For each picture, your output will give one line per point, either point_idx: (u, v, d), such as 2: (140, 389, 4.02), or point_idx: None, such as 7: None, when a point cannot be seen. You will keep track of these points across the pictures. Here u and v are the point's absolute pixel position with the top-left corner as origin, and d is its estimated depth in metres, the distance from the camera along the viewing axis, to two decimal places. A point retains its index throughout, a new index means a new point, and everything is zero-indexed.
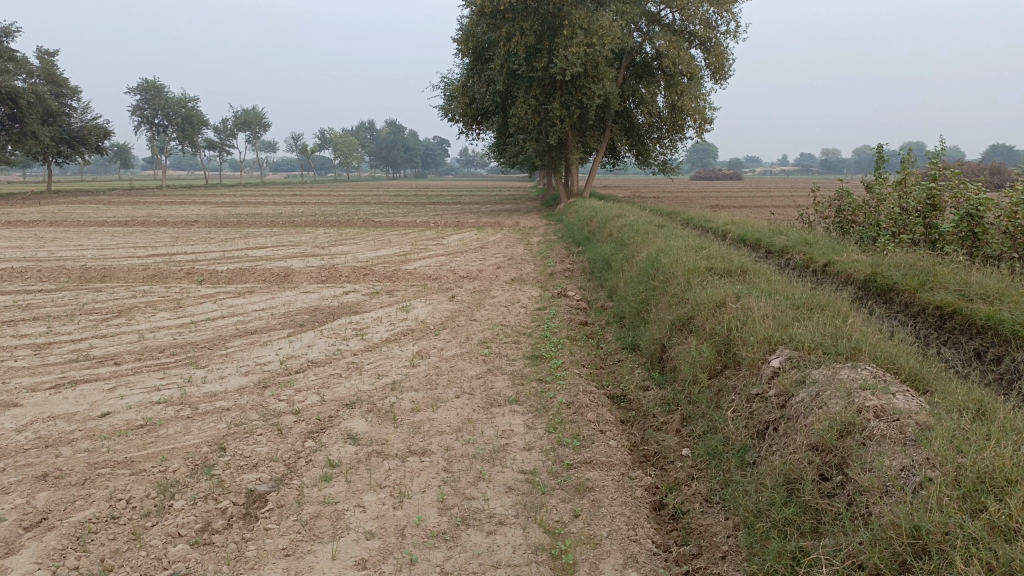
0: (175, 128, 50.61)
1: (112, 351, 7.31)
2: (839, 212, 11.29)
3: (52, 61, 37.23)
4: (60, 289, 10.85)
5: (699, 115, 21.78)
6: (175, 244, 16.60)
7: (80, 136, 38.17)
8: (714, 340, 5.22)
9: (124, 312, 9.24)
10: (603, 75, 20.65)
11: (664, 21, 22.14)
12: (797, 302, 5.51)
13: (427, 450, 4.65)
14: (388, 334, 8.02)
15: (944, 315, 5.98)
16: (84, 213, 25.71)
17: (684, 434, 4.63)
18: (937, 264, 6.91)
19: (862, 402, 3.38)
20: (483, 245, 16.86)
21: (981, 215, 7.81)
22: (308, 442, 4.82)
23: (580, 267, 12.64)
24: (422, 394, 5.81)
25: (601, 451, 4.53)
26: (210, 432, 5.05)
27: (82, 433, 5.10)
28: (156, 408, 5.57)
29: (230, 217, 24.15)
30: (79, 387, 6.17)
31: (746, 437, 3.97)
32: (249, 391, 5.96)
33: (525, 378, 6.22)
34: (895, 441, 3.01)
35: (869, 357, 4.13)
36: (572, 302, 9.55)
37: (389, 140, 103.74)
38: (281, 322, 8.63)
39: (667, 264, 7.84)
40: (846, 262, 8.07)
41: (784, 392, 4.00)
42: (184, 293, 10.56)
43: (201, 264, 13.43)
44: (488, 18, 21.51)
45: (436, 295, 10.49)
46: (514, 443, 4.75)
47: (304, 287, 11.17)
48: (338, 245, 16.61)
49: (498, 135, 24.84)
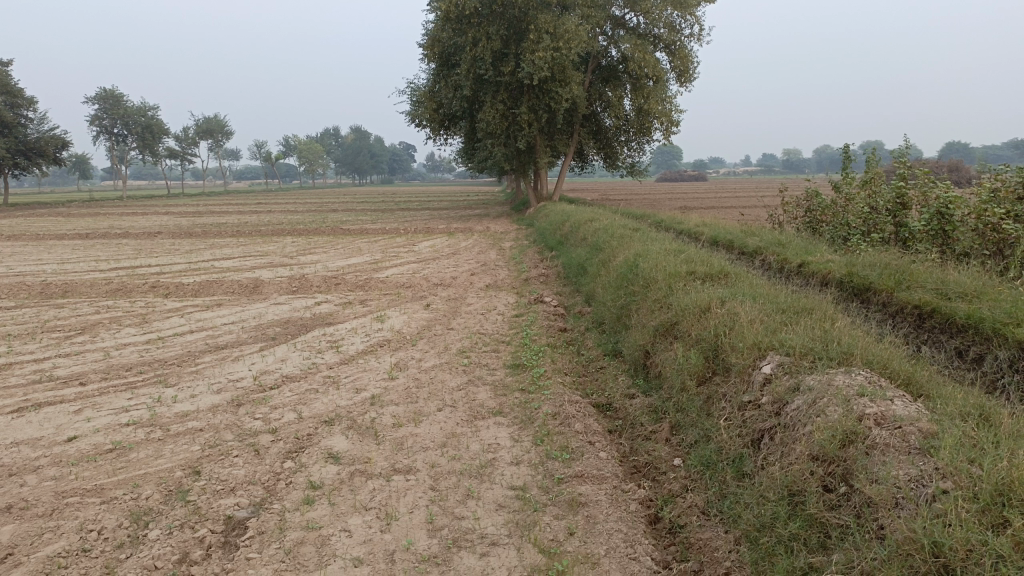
0: (135, 138, 49.64)
1: (76, 371, 7.02)
2: (808, 212, 11.35)
3: (6, 71, 36.32)
4: (19, 306, 10.48)
5: (665, 117, 21.85)
6: (139, 256, 16.16)
7: (37, 147, 37.17)
8: (701, 347, 5.15)
9: (88, 329, 8.92)
10: (570, 79, 20.63)
11: (629, 25, 22.22)
12: (782, 306, 5.48)
13: (413, 468, 4.51)
14: (364, 345, 7.84)
15: (923, 314, 5.98)
16: (41, 226, 24.96)
17: (674, 443, 4.55)
18: (912, 263, 6.94)
19: (862, 409, 3.35)
20: (455, 251, 16.72)
21: (951, 213, 7.85)
22: (287, 462, 4.64)
23: (554, 271, 12.58)
24: (404, 408, 5.66)
25: (591, 464, 4.42)
26: (182, 455, 4.84)
27: (48, 459, 4.86)
28: (125, 431, 5.33)
29: (195, 227, 23.71)
30: (43, 410, 5.90)
31: (740, 446, 3.90)
32: (223, 409, 5.75)
33: (507, 388, 6.10)
34: (900, 450, 2.99)
35: (862, 361, 4.09)
36: (549, 308, 9.46)
37: (354, 146, 103.13)
38: (253, 335, 8.41)
39: (646, 269, 7.78)
40: (821, 262, 8.09)
41: (779, 400, 3.94)
42: (149, 307, 10.25)
43: (167, 277, 13.06)
44: (453, 22, 21.39)
45: (411, 303, 10.33)
46: (501, 457, 4.62)
47: (275, 298, 10.92)
48: (307, 254, 16.32)
49: (466, 139, 24.72)
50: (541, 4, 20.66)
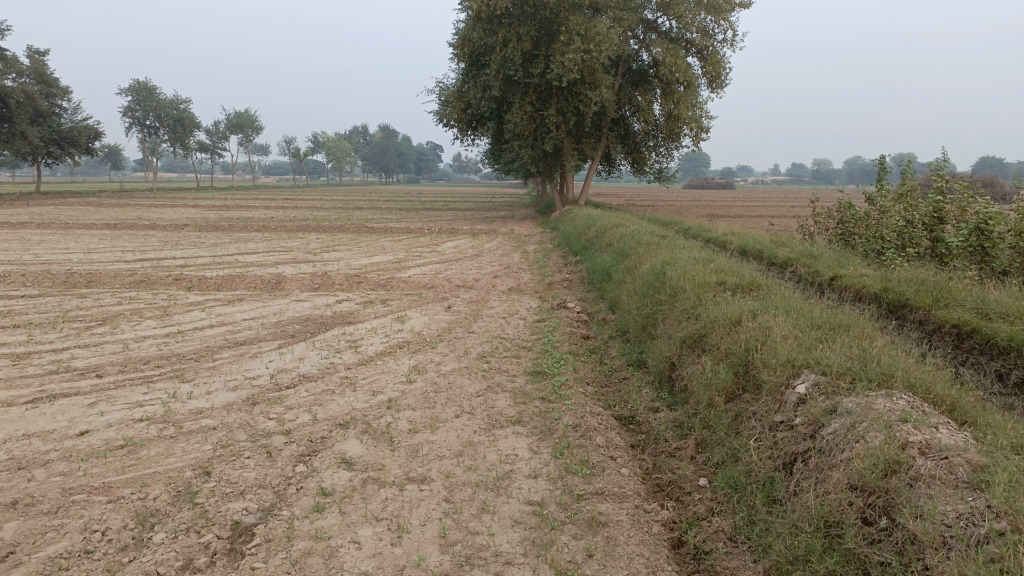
0: (167, 130, 50.18)
1: (94, 363, 6.96)
2: (840, 223, 11.01)
3: (43, 60, 36.92)
4: (43, 294, 10.49)
5: (695, 123, 21.57)
6: (165, 248, 16.20)
7: (70, 137, 37.72)
8: (731, 361, 4.95)
9: (109, 320, 8.90)
10: (600, 82, 20.47)
11: (661, 29, 21.96)
12: (817, 322, 5.26)
13: (427, 477, 4.36)
14: (383, 346, 7.72)
15: (961, 334, 5.71)
16: (72, 215, 25.23)
17: (700, 462, 4.36)
18: (951, 280, 6.68)
19: (905, 436, 3.18)
20: (478, 252, 16.59)
21: (990, 229, 7.55)
22: (299, 466, 4.51)
23: (578, 277, 12.39)
24: (420, 414, 5.51)
25: (612, 481, 4.24)
26: (193, 455, 4.73)
27: (58, 453, 4.79)
28: (138, 427, 5.25)
29: (221, 221, 23.81)
30: (57, 402, 5.83)
31: (771, 469, 3.71)
32: (237, 408, 5.64)
33: (527, 396, 5.93)
34: (946, 483, 2.83)
35: (903, 384, 3.89)
36: (573, 314, 9.28)
37: (382, 145, 103.63)
38: (272, 332, 8.33)
39: (673, 278, 7.56)
40: (854, 276, 7.82)
41: (814, 421, 3.75)
42: (171, 300, 10.23)
43: (191, 270, 13.08)
44: (484, 23, 21.26)
45: (433, 305, 10.19)
46: (519, 469, 4.46)
47: (296, 295, 10.84)
48: (330, 251, 16.26)
49: (493, 140, 24.58)
50: (572, 6, 20.50)
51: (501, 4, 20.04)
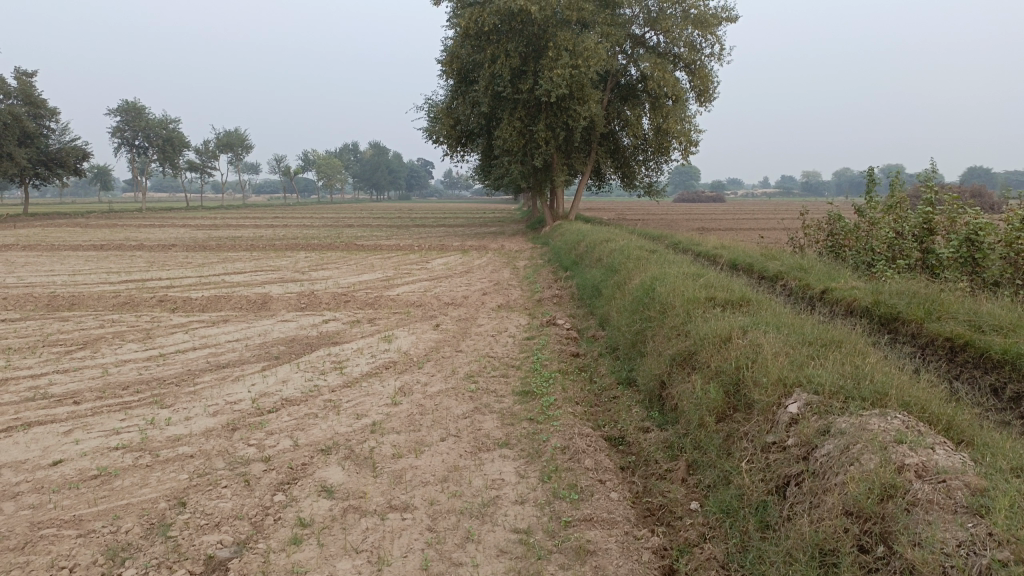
0: (156, 150, 50.00)
1: (72, 389, 6.79)
2: (830, 235, 10.95)
3: (31, 81, 36.84)
4: (24, 318, 10.29)
5: (685, 137, 21.56)
6: (151, 269, 16.02)
7: (58, 158, 37.54)
8: (721, 380, 4.83)
9: (90, 344, 8.72)
10: (588, 97, 20.46)
11: (648, 44, 22.02)
12: (808, 338, 5.16)
13: (410, 505, 4.21)
14: (369, 367, 7.58)
15: (955, 347, 5.61)
16: (59, 237, 25.00)
17: (691, 484, 4.23)
18: (942, 292, 6.60)
19: (901, 458, 3.08)
20: (468, 269, 16.48)
21: (981, 240, 7.48)
22: (277, 496, 4.36)
23: (568, 293, 12.29)
24: (405, 437, 5.37)
25: (601, 506, 4.11)
26: (169, 485, 4.57)
27: (28, 485, 4.62)
28: (113, 455, 5.09)
29: (209, 240, 23.61)
30: (32, 430, 5.66)
31: (763, 493, 3.60)
32: (216, 434, 5.50)
33: (515, 417, 5.80)
34: (945, 508, 2.73)
35: (897, 403, 3.78)
36: (562, 331, 9.16)
37: (373, 163, 103.72)
38: (256, 354, 8.17)
39: (663, 294, 7.46)
40: (845, 289, 7.73)
41: (807, 443, 3.64)
42: (155, 322, 10.06)
43: (176, 291, 12.89)
44: (472, 39, 21.24)
45: (421, 323, 10.05)
46: (505, 495, 4.32)
47: (282, 315, 10.69)
48: (319, 269, 16.11)
49: (483, 157, 24.56)
50: (560, 23, 20.53)
51: (488, 21, 20.05)
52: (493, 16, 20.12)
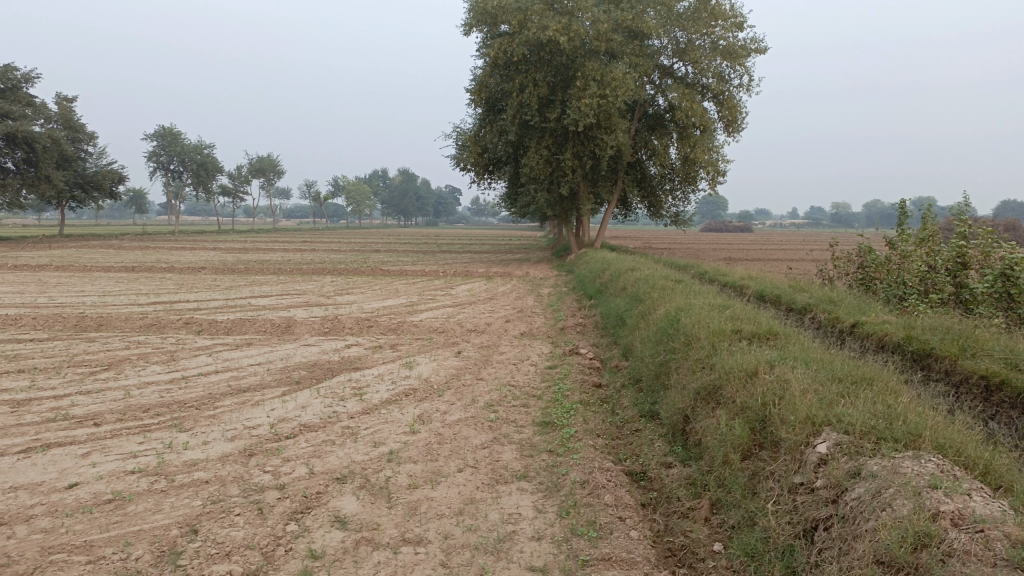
0: (190, 174, 50.92)
1: (93, 410, 6.80)
2: (860, 268, 10.72)
3: (71, 106, 37.87)
4: (52, 338, 10.41)
5: (712, 167, 21.45)
6: (179, 292, 16.17)
7: (94, 181, 38.35)
8: (747, 416, 4.69)
9: (114, 366, 8.77)
10: (616, 127, 20.47)
11: (677, 75, 22.04)
12: (838, 374, 5.00)
13: (424, 539, 4.11)
14: (389, 394, 7.51)
15: (990, 386, 5.41)
16: (92, 258, 25.38)
17: (714, 524, 4.09)
18: (977, 328, 6.40)
19: (936, 505, 2.93)
20: (492, 296, 16.42)
21: (1016, 274, 7.28)
22: (290, 525, 4.29)
23: (592, 321, 12.18)
24: (421, 467, 5.27)
25: (621, 545, 3.97)
26: (182, 511, 4.52)
27: (43, 508, 4.60)
28: (129, 479, 5.05)
29: (237, 263, 23.87)
30: (52, 452, 5.66)
31: (790, 537, 3.46)
32: (232, 459, 5.45)
33: (534, 449, 5.68)
34: (983, 561, 2.59)
35: (931, 445, 3.62)
36: (585, 361, 9.04)
37: (401, 189, 104.60)
38: (276, 379, 8.15)
39: (687, 325, 7.33)
40: (876, 323, 7.54)
41: (836, 485, 3.49)
42: (179, 344, 10.12)
43: (202, 314, 12.97)
44: (501, 68, 21.41)
45: (443, 350, 9.99)
46: (522, 531, 4.20)
47: (305, 339, 10.69)
48: (343, 294, 16.14)
49: (510, 184, 24.61)
50: (589, 53, 20.62)
51: (517, 50, 20.19)
52: (522, 46, 20.30)
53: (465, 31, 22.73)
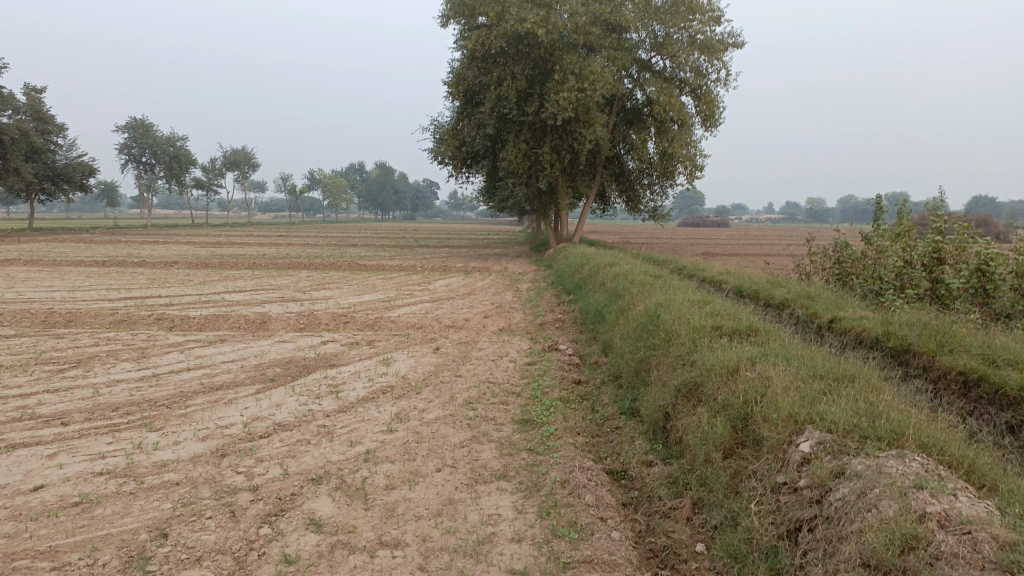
0: (163, 167, 50.16)
1: (60, 409, 6.61)
2: (837, 263, 10.75)
3: (39, 98, 37.06)
4: (18, 335, 10.14)
5: (690, 162, 21.48)
6: (151, 286, 15.87)
7: (64, 173, 37.62)
8: (729, 415, 4.64)
9: (82, 363, 8.55)
10: (594, 121, 20.41)
11: (655, 69, 22.00)
12: (819, 371, 4.97)
13: (401, 542, 4.02)
14: (365, 391, 7.40)
15: (968, 382, 5.42)
16: (62, 252, 24.89)
17: (696, 524, 4.04)
18: (954, 323, 6.42)
19: (922, 506, 2.90)
20: (470, 291, 16.32)
21: (992, 270, 7.31)
22: (263, 529, 4.17)
23: (571, 317, 12.12)
24: (399, 467, 5.17)
25: (602, 547, 3.90)
26: (151, 515, 4.38)
27: (6, 512, 4.44)
28: (96, 481, 4.90)
29: (211, 258, 23.54)
30: (16, 453, 5.48)
31: (774, 538, 3.42)
32: (204, 460, 5.31)
33: (513, 447, 5.61)
34: (971, 563, 2.55)
35: (914, 444, 3.60)
36: (564, 357, 8.98)
37: (378, 183, 103.98)
38: (250, 376, 7.99)
39: (667, 321, 7.29)
40: (854, 319, 7.56)
41: (820, 484, 3.45)
42: (151, 341, 9.90)
43: (174, 309, 12.72)
44: (479, 62, 21.25)
45: (421, 346, 9.87)
46: (502, 532, 4.12)
47: (280, 335, 10.52)
48: (319, 289, 15.95)
49: (488, 178, 24.49)
50: (567, 46, 20.51)
51: (496, 42, 20.04)
52: (500, 38, 20.15)
53: (442, 24, 22.50)
